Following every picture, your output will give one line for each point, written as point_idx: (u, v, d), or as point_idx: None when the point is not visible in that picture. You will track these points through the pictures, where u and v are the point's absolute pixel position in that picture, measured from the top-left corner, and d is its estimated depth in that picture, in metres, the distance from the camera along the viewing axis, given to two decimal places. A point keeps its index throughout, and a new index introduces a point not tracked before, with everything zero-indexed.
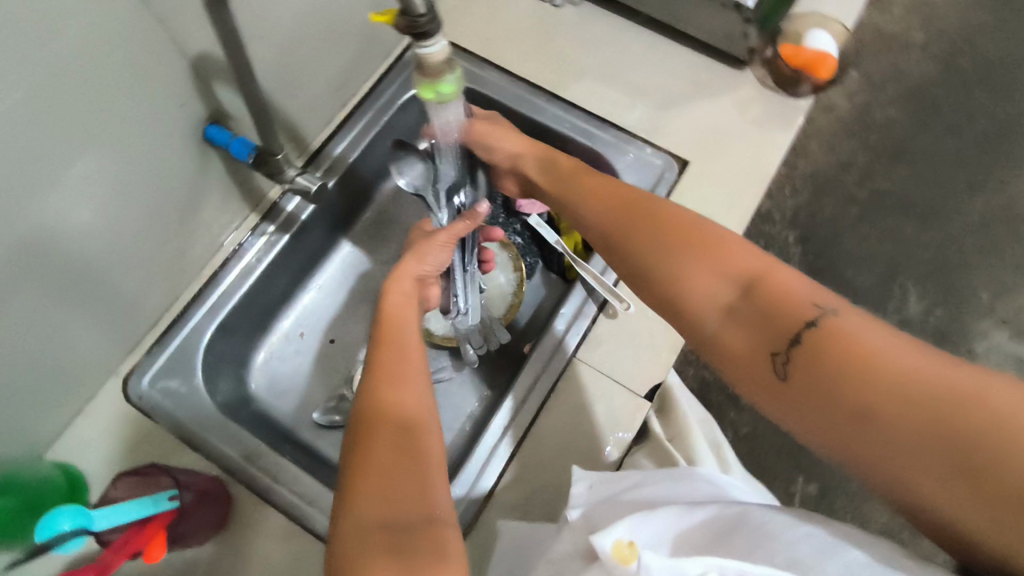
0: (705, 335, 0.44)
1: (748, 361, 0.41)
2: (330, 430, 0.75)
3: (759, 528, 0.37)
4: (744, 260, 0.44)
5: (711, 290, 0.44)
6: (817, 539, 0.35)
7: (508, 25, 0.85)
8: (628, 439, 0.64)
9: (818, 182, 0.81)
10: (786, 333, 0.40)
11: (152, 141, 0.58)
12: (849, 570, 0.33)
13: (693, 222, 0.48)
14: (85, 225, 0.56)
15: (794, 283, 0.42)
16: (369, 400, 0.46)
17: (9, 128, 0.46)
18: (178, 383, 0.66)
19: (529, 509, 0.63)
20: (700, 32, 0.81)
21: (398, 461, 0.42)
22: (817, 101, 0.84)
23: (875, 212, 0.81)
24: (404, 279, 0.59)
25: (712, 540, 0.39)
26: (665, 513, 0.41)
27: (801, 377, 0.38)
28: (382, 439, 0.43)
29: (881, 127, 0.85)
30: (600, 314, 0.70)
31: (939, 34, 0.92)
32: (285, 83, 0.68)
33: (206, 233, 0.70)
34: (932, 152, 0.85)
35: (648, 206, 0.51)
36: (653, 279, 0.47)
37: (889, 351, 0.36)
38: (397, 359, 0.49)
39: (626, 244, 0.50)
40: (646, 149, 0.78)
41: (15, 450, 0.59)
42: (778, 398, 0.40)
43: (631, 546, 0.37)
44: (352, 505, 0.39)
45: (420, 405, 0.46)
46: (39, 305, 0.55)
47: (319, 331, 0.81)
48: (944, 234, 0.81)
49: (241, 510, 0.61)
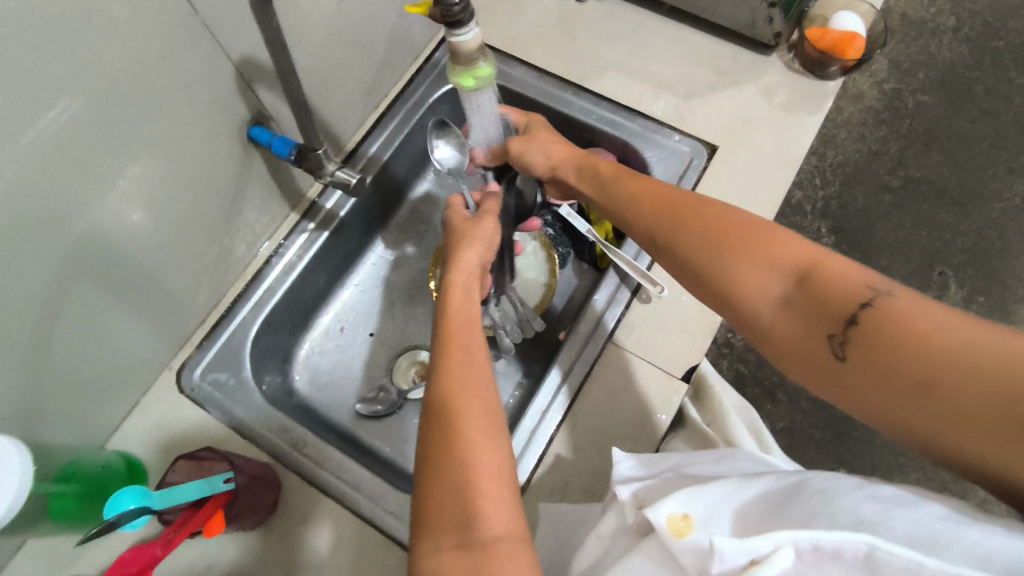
0: (764, 327, 0.45)
1: (805, 345, 0.42)
2: (369, 423, 0.77)
3: (821, 494, 0.36)
4: (796, 251, 0.45)
5: (764, 282, 0.45)
6: (884, 499, 0.34)
7: (533, 22, 0.87)
8: (666, 421, 0.64)
9: (847, 171, 0.80)
10: (840, 315, 0.40)
11: (201, 143, 0.61)
12: (919, 525, 0.32)
13: (743, 218, 0.49)
14: (142, 224, 0.59)
15: (849, 269, 0.42)
16: (440, 402, 0.46)
17: (74, 132, 0.49)
18: (228, 375, 0.70)
19: (568, 492, 0.63)
20: (725, 21, 0.82)
21: (464, 472, 0.42)
22: (845, 87, 0.84)
23: (909, 201, 0.80)
24: (459, 274, 0.59)
25: (770, 510, 0.38)
26: (720, 485, 0.40)
27: (859, 356, 0.39)
28: (461, 440, 0.43)
29: (913, 111, 0.85)
30: (634, 299, 0.71)
31: (971, 17, 0.91)
32: (322, 85, 0.71)
33: (251, 232, 0.73)
34: (966, 137, 0.83)
35: (692, 206, 0.52)
36: (706, 277, 0.48)
37: (947, 324, 0.35)
38: (465, 361, 0.49)
39: (673, 242, 0.52)
40: (673, 137, 0.79)
41: (79, 438, 0.62)
42: (839, 380, 0.40)
43: (686, 519, 0.39)
44: (426, 524, 0.41)
45: (483, 402, 0.46)
46: (99, 300, 0.58)
47: (358, 327, 0.83)
48: (984, 220, 0.79)
49: (290, 496, 0.63)
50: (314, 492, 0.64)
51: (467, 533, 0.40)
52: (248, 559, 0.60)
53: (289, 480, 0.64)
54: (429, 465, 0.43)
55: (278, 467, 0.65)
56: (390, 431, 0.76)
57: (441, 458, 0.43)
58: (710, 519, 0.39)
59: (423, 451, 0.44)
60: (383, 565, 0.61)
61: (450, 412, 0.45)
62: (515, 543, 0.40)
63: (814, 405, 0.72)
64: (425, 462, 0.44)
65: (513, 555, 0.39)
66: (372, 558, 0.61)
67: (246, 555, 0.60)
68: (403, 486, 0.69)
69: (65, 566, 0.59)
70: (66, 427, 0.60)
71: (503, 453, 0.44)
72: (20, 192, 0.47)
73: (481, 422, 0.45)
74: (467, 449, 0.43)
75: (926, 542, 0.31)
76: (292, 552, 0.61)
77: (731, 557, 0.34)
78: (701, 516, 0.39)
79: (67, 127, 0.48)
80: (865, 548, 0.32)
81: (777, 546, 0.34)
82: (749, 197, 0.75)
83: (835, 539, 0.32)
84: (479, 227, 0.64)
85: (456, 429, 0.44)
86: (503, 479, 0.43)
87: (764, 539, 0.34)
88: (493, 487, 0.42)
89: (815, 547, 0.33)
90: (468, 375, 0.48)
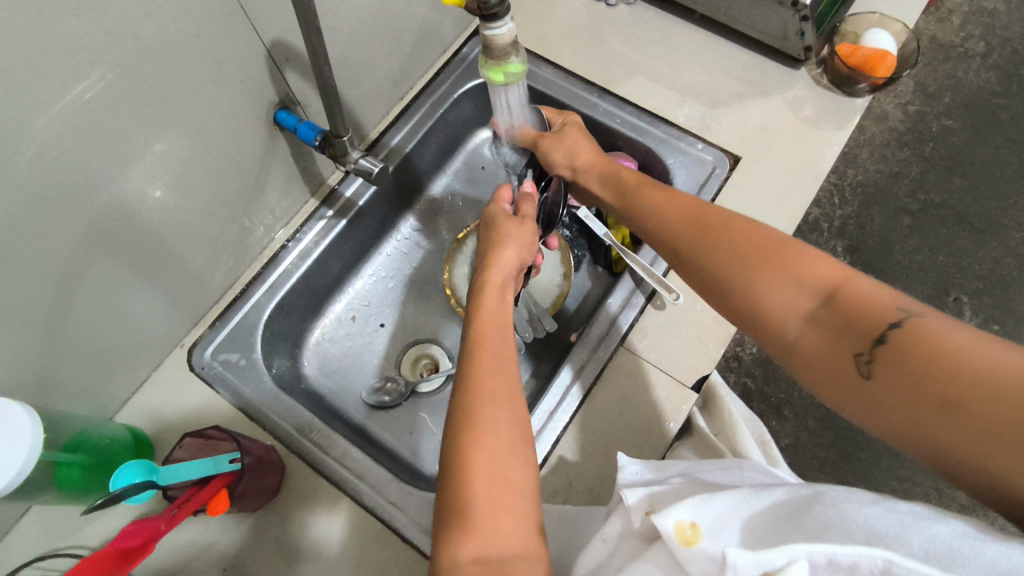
0: (786, 342, 0.45)
1: (829, 363, 0.42)
2: (375, 412, 0.77)
3: (835, 510, 0.36)
4: (826, 270, 0.46)
5: (791, 299, 0.46)
6: (900, 512, 0.34)
7: (562, 23, 0.87)
8: (675, 429, 0.64)
9: (867, 191, 0.80)
10: (869, 334, 0.41)
11: (226, 123, 0.61)
12: (936, 541, 0.32)
13: (770, 234, 0.50)
14: (163, 201, 0.60)
15: (877, 290, 0.43)
16: (467, 410, 0.46)
17: (104, 104, 0.49)
18: (238, 356, 0.70)
19: (571, 494, 0.63)
20: (754, 31, 0.81)
21: (491, 484, 0.43)
22: (870, 107, 0.83)
23: (928, 225, 0.79)
24: (495, 274, 0.57)
25: (780, 521, 0.38)
26: (730, 495, 0.39)
27: (886, 375, 0.39)
28: (484, 453, 0.44)
29: (937, 136, 0.84)
30: (648, 305, 0.71)
31: (1001, 44, 0.90)
32: (350, 73, 0.71)
33: (269, 215, 0.73)
34: (989, 164, 0.83)
35: (720, 218, 0.53)
36: (731, 292, 0.49)
37: (975, 345, 0.36)
38: (494, 369, 0.49)
39: (698, 254, 0.52)
40: (697, 145, 0.79)
41: (87, 410, 0.63)
42: (862, 398, 0.40)
43: (694, 528, 0.38)
44: (446, 534, 0.42)
45: (512, 412, 0.47)
46: (116, 273, 0.59)
47: (370, 316, 0.83)
48: (1003, 248, 0.80)
49: (293, 479, 0.64)
50: (318, 477, 0.64)
51: (485, 547, 0.41)
52: (249, 540, 0.61)
53: (294, 465, 0.64)
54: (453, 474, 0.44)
55: (283, 451, 0.65)
56: (396, 423, 0.76)
57: (464, 470, 0.44)
58: (719, 529, 0.38)
59: (446, 460, 0.45)
60: (382, 553, 0.61)
61: (474, 423, 0.45)
62: (533, 561, 0.41)
63: (820, 424, 0.73)
64: (447, 469, 0.45)
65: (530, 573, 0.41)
66: (371, 546, 0.61)
67: (247, 536, 0.61)
68: (406, 477, 0.69)
69: (69, 534, 0.60)
70: (75, 397, 0.61)
71: (527, 465, 0.45)
72: (48, 159, 0.47)
73: (509, 434, 0.46)
74: (489, 464, 0.44)
75: (942, 558, 0.32)
76: (291, 535, 0.61)
77: (744, 569, 0.34)
78: (710, 526, 0.39)
79: (99, 98, 0.49)
80: (883, 564, 0.32)
81: (792, 559, 0.34)
82: (769, 209, 0.75)
83: (851, 554, 0.33)
84: (511, 226, 0.61)
85: (480, 440, 0.45)
86: (525, 497, 0.44)
87: (779, 551, 0.34)
88: (513, 501, 0.43)
89: (831, 561, 0.33)
90: (497, 384, 0.48)
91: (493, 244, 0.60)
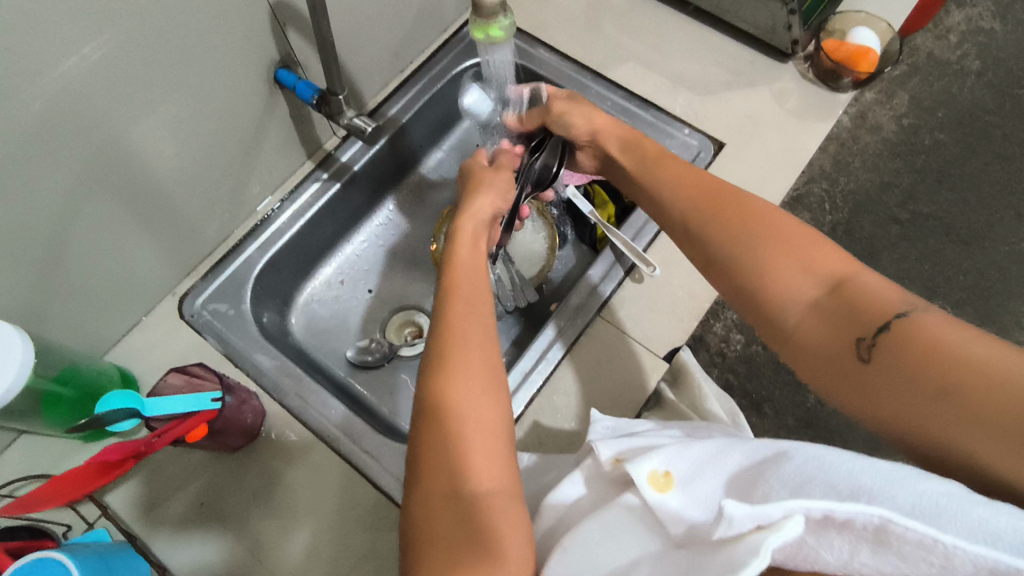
0: (788, 327, 0.47)
1: (830, 348, 0.44)
2: (357, 373, 0.79)
3: (814, 463, 0.36)
4: (835, 261, 0.47)
5: (797, 282, 0.47)
6: (887, 470, 0.34)
7: (563, 10, 0.90)
8: (640, 401, 0.66)
9: (857, 200, 0.81)
10: (872, 322, 0.42)
11: (228, 78, 0.64)
12: (922, 495, 0.33)
13: (781, 220, 0.50)
14: (163, 149, 0.62)
15: (883, 283, 0.45)
16: (440, 351, 0.48)
17: (112, 47, 0.52)
18: (228, 306, 0.72)
19: (540, 451, 0.65)
20: (745, 24, 0.84)
21: (463, 420, 0.44)
22: (864, 117, 0.85)
23: (915, 235, 0.80)
24: (469, 222, 0.60)
25: (752, 472, 0.38)
26: (702, 447, 0.41)
27: (886, 361, 0.41)
28: (455, 391, 0.46)
29: (929, 150, 0.86)
30: (627, 278, 0.73)
31: (996, 64, 0.93)
32: (351, 41, 0.73)
33: (267, 174, 0.76)
34: (978, 178, 0.85)
35: (738, 203, 0.53)
36: (739, 272, 0.50)
37: (973, 341, 0.38)
38: (465, 314, 0.50)
39: (709, 234, 0.53)
40: (683, 130, 0.81)
41: (78, 345, 0.65)
42: (858, 382, 0.42)
43: (666, 475, 0.41)
44: (419, 474, 0.43)
45: (483, 354, 0.48)
46: (113, 214, 0.61)
47: (359, 282, 0.86)
48: (988, 260, 0.80)
49: (273, 424, 0.66)
50: (298, 425, 0.66)
51: (457, 484, 0.42)
52: (228, 476, 0.63)
53: (275, 410, 0.67)
54: (427, 414, 0.45)
55: (265, 397, 0.67)
56: (378, 383, 0.78)
57: (438, 408, 0.45)
58: (691, 478, 0.41)
59: (420, 400, 0.46)
60: (354, 498, 0.63)
61: (447, 362, 0.47)
62: (506, 499, 0.42)
63: (798, 423, 0.68)
64: (421, 411, 0.46)
65: (503, 509, 0.41)
66: (343, 492, 0.63)
67: (226, 473, 0.63)
68: (385, 432, 0.71)
69: (51, 461, 0.61)
70: (66, 331, 0.63)
71: (499, 408, 0.46)
72: (56, 92, 0.50)
73: (480, 376, 0.47)
74: (463, 404, 0.45)
75: (928, 512, 0.32)
76: (268, 476, 0.64)
77: (738, 521, 0.35)
78: (682, 475, 0.41)
79: (109, 39, 0.51)
80: (878, 520, 0.32)
81: (788, 514, 0.34)
82: None
83: (849, 510, 0.33)
84: (495, 180, 0.65)
85: (451, 379, 0.46)
86: (499, 436, 0.45)
87: (778, 506, 0.34)
88: (485, 440, 0.44)
89: (827, 516, 0.34)
90: (468, 330, 0.49)
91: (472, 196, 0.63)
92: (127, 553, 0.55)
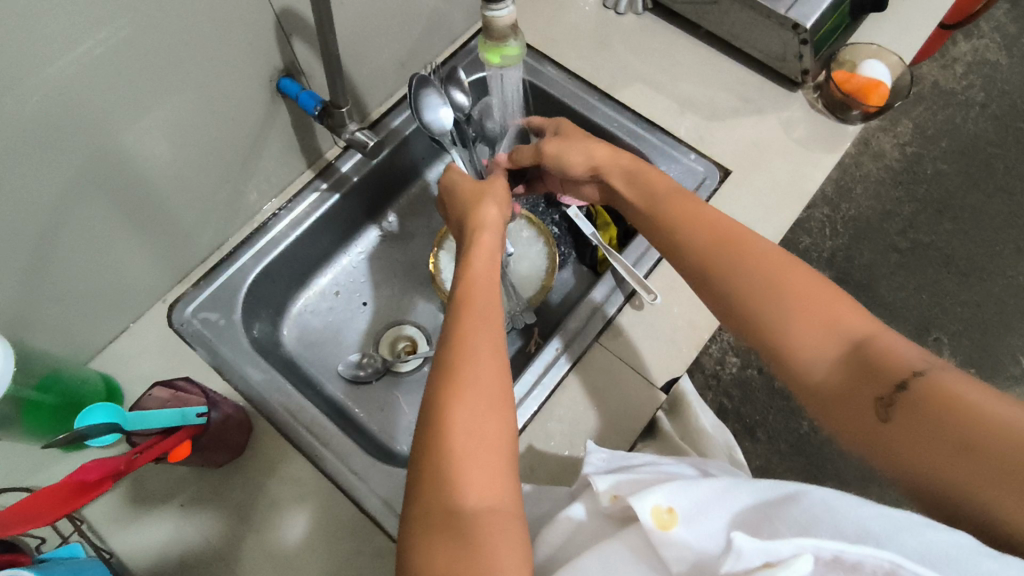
0: (804, 381, 0.45)
1: (850, 406, 0.42)
2: (347, 387, 0.77)
3: (822, 505, 0.35)
4: (850, 314, 0.45)
5: (813, 334, 0.45)
6: (893, 518, 0.33)
7: (571, 27, 0.89)
8: (635, 432, 0.65)
9: (857, 226, 0.84)
10: (892, 381, 0.41)
11: (229, 85, 0.63)
12: (931, 547, 0.32)
13: (794, 267, 0.48)
14: (159, 154, 0.61)
15: (901, 339, 0.43)
16: (450, 361, 0.45)
17: (109, 51, 0.50)
18: (219, 316, 0.70)
19: (532, 478, 0.64)
20: (755, 50, 0.84)
21: (472, 436, 0.42)
22: (870, 145, 0.90)
23: (914, 263, 0.86)
24: (486, 235, 0.58)
25: (765, 508, 0.37)
26: (711, 485, 0.38)
27: (906, 422, 0.39)
28: (463, 409, 0.43)
29: (932, 178, 0.92)
30: (626, 304, 0.72)
31: (1000, 96, 1.01)
32: (357, 51, 0.72)
33: (265, 182, 0.75)
34: (976, 211, 0.92)
35: (748, 250, 0.51)
36: (750, 320, 0.48)
37: (999, 404, 0.37)
38: (480, 330, 0.47)
39: (717, 275, 0.50)
40: (689, 156, 0.80)
41: (62, 352, 0.63)
42: (879, 443, 0.41)
43: (671, 512, 0.37)
44: (420, 489, 0.41)
45: (495, 369, 0.45)
46: (104, 219, 0.59)
47: (353, 293, 0.84)
48: (987, 292, 0.90)
49: (259, 441, 0.64)
50: (285, 442, 0.64)
51: (459, 502, 0.40)
52: (209, 493, 0.61)
53: (261, 426, 0.65)
54: (431, 436, 0.42)
55: (252, 412, 0.65)
56: (369, 398, 0.77)
57: (443, 422, 0.42)
58: (696, 515, 0.37)
59: (425, 411, 0.44)
60: (338, 517, 0.61)
61: (458, 375, 0.44)
62: (508, 520, 0.40)
63: (791, 449, 0.75)
64: (424, 421, 0.43)
65: (504, 531, 0.39)
66: (328, 511, 0.61)
67: (208, 489, 0.61)
68: (374, 450, 0.70)
69: (27, 472, 0.60)
70: (50, 338, 0.61)
71: (509, 429, 0.44)
72: (50, 96, 0.49)
73: (489, 393, 0.44)
74: (470, 419, 0.42)
75: (936, 561, 0.31)
76: (248, 492, 0.62)
77: (747, 554, 0.32)
78: (686, 511, 0.37)
79: (111, 42, 0.50)
80: (888, 566, 0.31)
81: (797, 552, 0.32)
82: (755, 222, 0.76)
83: (859, 553, 0.31)
84: (487, 187, 0.64)
85: (458, 397, 0.43)
86: (509, 460, 0.43)
87: (786, 542, 0.32)
88: (489, 457, 0.41)
89: (836, 558, 0.32)
90: (480, 345, 0.46)
91: (479, 204, 0.62)
92: (100, 570, 0.53)
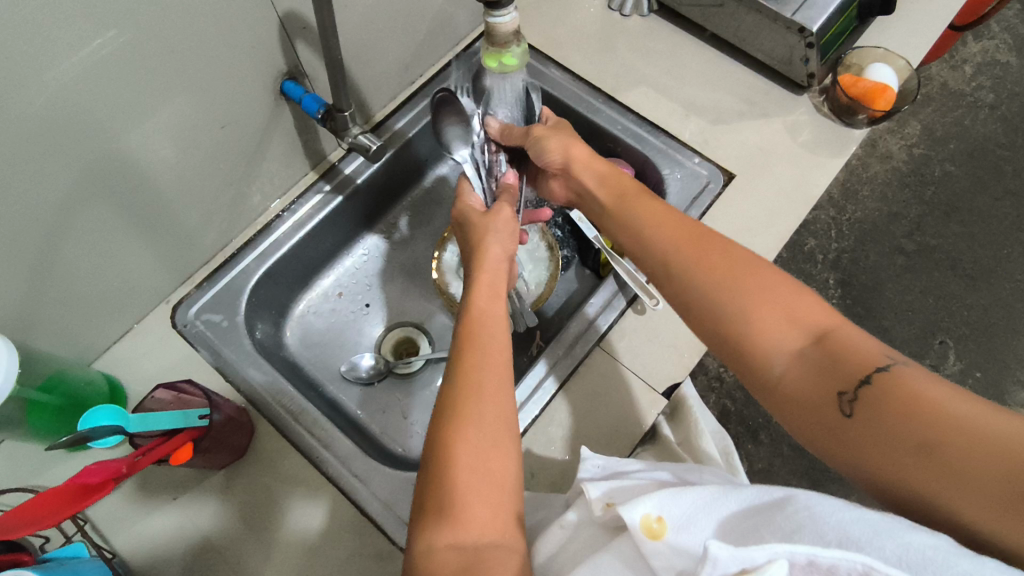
0: (768, 377, 0.45)
1: (813, 402, 0.42)
2: (349, 388, 0.77)
3: (806, 511, 0.34)
4: (815, 311, 0.46)
5: (778, 331, 0.45)
6: (872, 520, 0.33)
7: (576, 29, 0.89)
8: (635, 438, 0.65)
9: (864, 228, 0.88)
10: (855, 375, 0.41)
11: (232, 88, 0.63)
12: (908, 550, 0.31)
13: (757, 267, 0.49)
14: (164, 156, 0.61)
15: (864, 339, 0.44)
16: (454, 400, 0.45)
17: (112, 56, 0.51)
18: (222, 317, 0.71)
19: (533, 481, 0.64)
20: (761, 53, 0.83)
21: (476, 471, 0.42)
22: (877, 147, 0.94)
23: (921, 265, 0.89)
24: (489, 272, 0.57)
25: (751, 520, 0.36)
26: (698, 492, 0.38)
27: (869, 415, 0.39)
28: (465, 447, 0.43)
29: (938, 179, 0.94)
30: (628, 309, 0.72)
31: (1009, 97, 1.03)
32: (360, 55, 0.72)
33: (268, 184, 0.75)
34: (984, 214, 0.94)
35: (716, 246, 0.51)
36: (715, 316, 0.48)
37: (953, 397, 0.37)
38: (481, 364, 0.47)
39: (685, 274, 0.51)
40: (693, 159, 0.80)
41: (66, 353, 0.64)
42: (840, 437, 0.41)
43: (660, 521, 0.37)
44: (423, 526, 0.41)
45: (497, 404, 0.45)
46: (108, 220, 0.60)
47: (355, 295, 0.84)
48: (993, 296, 0.91)
49: (260, 442, 0.64)
50: (286, 444, 0.64)
51: (461, 538, 0.40)
52: (209, 494, 0.62)
53: (262, 428, 0.65)
54: (433, 471, 0.43)
55: (253, 414, 0.66)
56: (371, 400, 0.77)
57: (447, 462, 0.42)
58: (686, 523, 0.37)
59: (429, 446, 0.44)
60: (339, 518, 0.61)
61: (461, 411, 0.44)
62: (508, 554, 0.40)
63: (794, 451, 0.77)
64: (429, 457, 0.44)
65: (503, 562, 0.40)
66: (330, 511, 0.62)
67: (209, 490, 0.62)
68: (377, 453, 0.70)
69: (30, 472, 0.60)
70: (53, 339, 0.62)
71: (510, 462, 0.44)
72: (53, 99, 0.49)
73: (492, 428, 0.44)
74: (470, 456, 0.43)
75: (914, 565, 0.31)
76: (249, 493, 0.62)
77: (723, 563, 0.32)
78: (676, 519, 0.37)
79: (114, 46, 0.50)
80: (862, 568, 0.31)
81: (772, 558, 0.32)
82: (758, 227, 0.76)
83: (832, 557, 0.31)
84: (488, 222, 0.62)
85: (462, 440, 0.43)
86: (511, 493, 0.43)
87: (762, 550, 0.32)
88: (491, 492, 0.42)
89: (811, 562, 0.32)
90: (483, 382, 0.46)
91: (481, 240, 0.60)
92: (102, 570, 0.54)
